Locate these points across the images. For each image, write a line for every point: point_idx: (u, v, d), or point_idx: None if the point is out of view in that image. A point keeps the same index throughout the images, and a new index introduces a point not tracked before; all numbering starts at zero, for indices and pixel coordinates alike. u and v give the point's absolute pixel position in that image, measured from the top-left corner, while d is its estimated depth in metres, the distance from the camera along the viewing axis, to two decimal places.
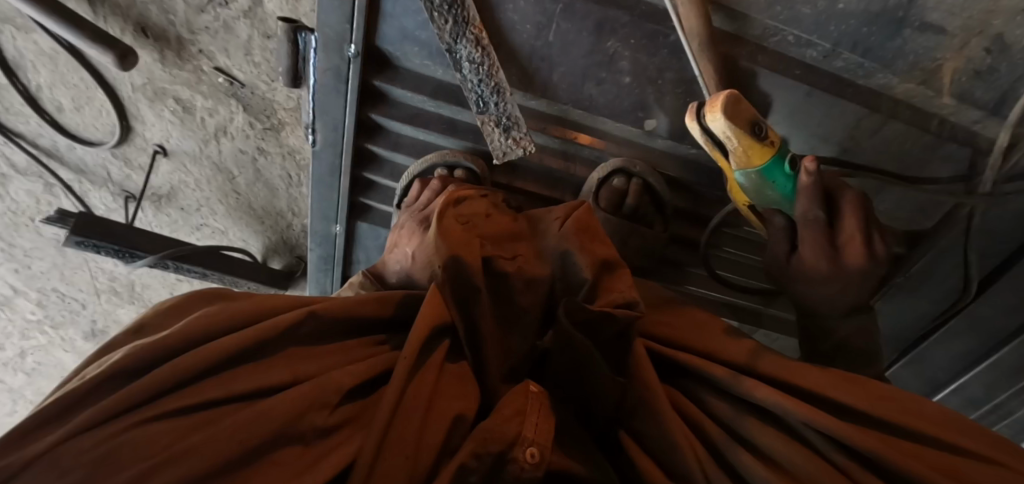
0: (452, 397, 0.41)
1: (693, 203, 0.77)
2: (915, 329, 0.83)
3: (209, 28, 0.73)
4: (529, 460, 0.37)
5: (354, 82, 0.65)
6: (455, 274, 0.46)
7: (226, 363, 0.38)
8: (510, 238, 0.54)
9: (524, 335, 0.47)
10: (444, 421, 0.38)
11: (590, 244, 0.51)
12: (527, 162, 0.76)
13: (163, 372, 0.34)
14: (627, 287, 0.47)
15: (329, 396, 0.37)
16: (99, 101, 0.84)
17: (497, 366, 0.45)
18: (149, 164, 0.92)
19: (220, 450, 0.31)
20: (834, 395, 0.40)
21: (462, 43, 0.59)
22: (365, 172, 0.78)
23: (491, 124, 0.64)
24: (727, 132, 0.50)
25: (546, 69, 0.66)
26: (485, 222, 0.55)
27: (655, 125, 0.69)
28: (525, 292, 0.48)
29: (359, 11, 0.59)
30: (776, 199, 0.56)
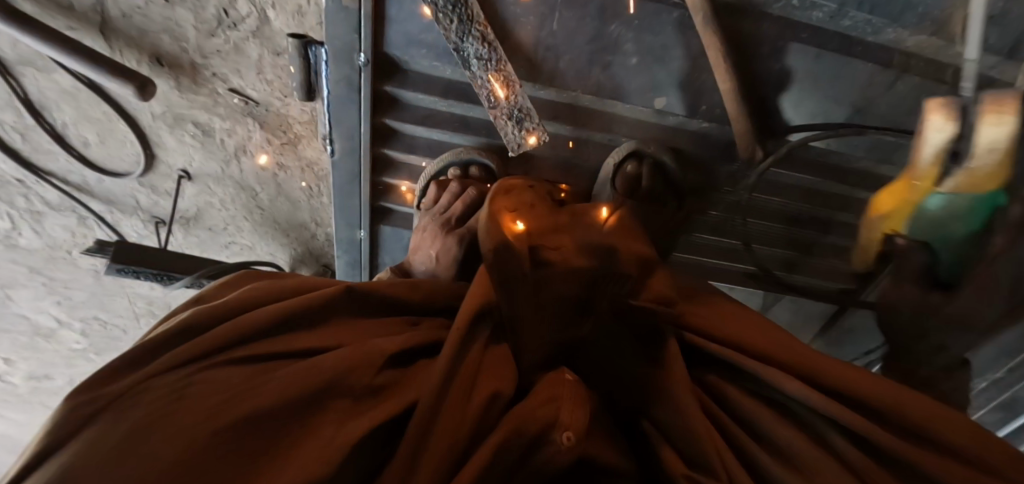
0: (493, 374, 0.42)
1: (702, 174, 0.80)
2: None
3: (220, 51, 0.74)
4: (566, 443, 0.39)
5: (367, 91, 0.67)
6: (500, 260, 0.48)
7: (281, 326, 0.41)
8: (556, 231, 0.55)
9: (560, 323, 0.50)
10: (481, 401, 0.39)
11: (631, 244, 0.54)
12: (542, 152, 0.77)
13: (224, 330, 0.38)
14: (665, 285, 0.50)
15: (374, 359, 0.40)
16: (122, 131, 0.83)
17: (533, 352, 0.47)
18: (175, 188, 0.91)
19: (280, 393, 0.34)
20: (884, 403, 0.38)
21: (468, 40, 0.62)
22: (382, 176, 0.79)
23: (503, 117, 0.67)
24: (1002, 145, 0.40)
25: (553, 59, 0.67)
26: (531, 215, 0.57)
27: (665, 103, 0.71)
28: (566, 281, 0.50)
29: (364, 22, 0.61)
30: (961, 230, 0.46)
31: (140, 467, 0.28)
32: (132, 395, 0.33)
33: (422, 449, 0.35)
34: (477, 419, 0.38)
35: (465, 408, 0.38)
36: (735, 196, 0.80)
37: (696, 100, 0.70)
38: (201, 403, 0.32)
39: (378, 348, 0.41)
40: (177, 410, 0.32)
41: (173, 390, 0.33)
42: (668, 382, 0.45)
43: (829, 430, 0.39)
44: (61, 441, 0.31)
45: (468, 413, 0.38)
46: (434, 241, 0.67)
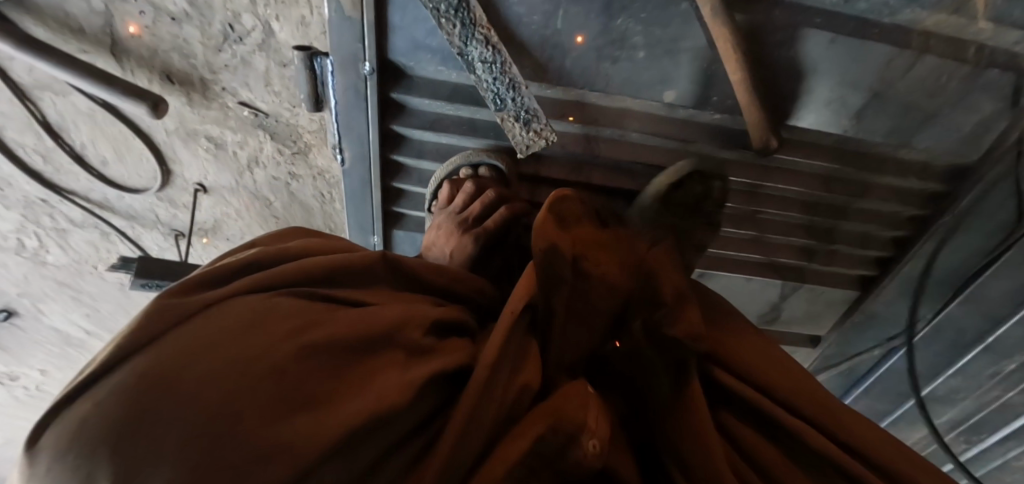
0: (526, 372, 0.46)
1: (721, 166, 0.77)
2: (967, 266, 0.83)
3: (228, 65, 0.75)
4: (592, 450, 0.43)
5: (373, 99, 0.68)
6: (551, 264, 0.52)
7: (333, 278, 0.45)
8: (599, 245, 0.60)
9: (592, 332, 0.55)
10: (515, 392, 0.44)
11: (669, 279, 0.58)
12: (552, 151, 0.75)
13: (291, 268, 0.42)
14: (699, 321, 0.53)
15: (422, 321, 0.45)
16: (138, 149, 0.84)
17: (565, 355, 0.53)
18: (191, 201, 0.91)
19: (352, 328, 0.38)
20: (887, 460, 0.45)
21: (472, 44, 0.62)
22: (394, 181, 0.78)
23: (510, 119, 0.66)
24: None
25: (559, 57, 0.66)
26: (577, 226, 0.60)
27: (675, 96, 0.70)
28: (603, 295, 0.55)
29: (368, 31, 0.62)
30: None
31: (248, 365, 0.30)
32: (218, 308, 0.35)
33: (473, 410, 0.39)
34: (509, 411, 0.43)
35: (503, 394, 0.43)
36: (744, 184, 0.79)
37: (707, 91, 0.69)
38: (286, 319, 0.36)
39: (425, 315, 0.46)
40: (268, 325, 0.34)
41: (258, 308, 0.36)
42: (694, 417, 0.48)
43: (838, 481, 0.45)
44: (151, 335, 0.31)
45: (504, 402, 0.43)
46: (454, 240, 0.68)
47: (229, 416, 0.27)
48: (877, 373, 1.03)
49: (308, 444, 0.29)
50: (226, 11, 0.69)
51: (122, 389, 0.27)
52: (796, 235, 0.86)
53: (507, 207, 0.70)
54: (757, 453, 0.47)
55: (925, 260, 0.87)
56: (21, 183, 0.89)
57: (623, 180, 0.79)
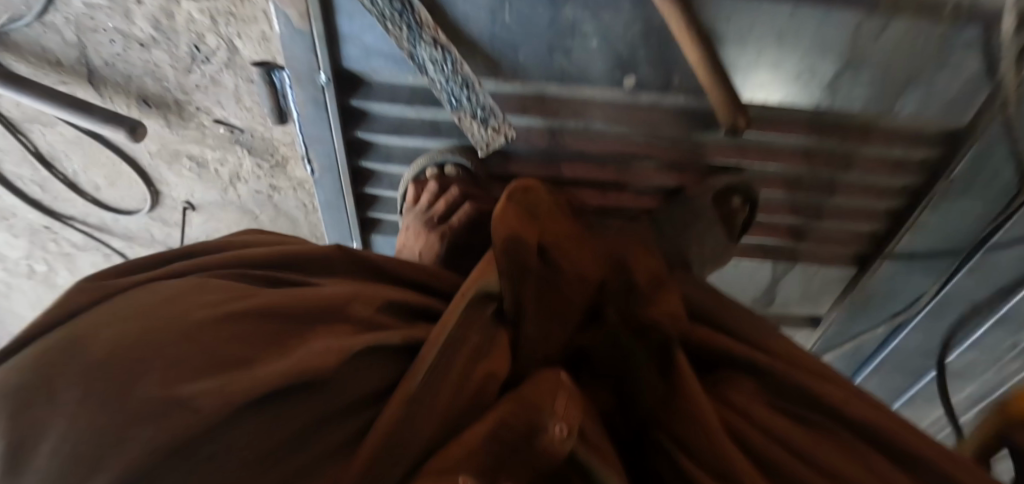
0: (489, 357, 0.45)
1: (695, 150, 0.76)
2: (973, 232, 0.78)
3: (199, 85, 0.77)
4: (559, 436, 0.37)
5: (334, 108, 0.69)
6: (513, 246, 0.50)
7: (282, 264, 0.46)
8: (570, 236, 0.59)
9: (565, 322, 0.54)
10: (480, 382, 0.42)
11: (641, 263, 0.60)
12: (517, 148, 0.74)
13: (235, 255, 0.44)
14: (674, 303, 0.54)
15: (373, 299, 0.46)
16: (126, 173, 0.87)
17: (538, 347, 0.52)
18: (182, 220, 0.93)
19: (287, 302, 0.39)
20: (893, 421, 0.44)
21: (421, 45, 0.62)
22: (365, 187, 0.79)
23: (468, 118, 0.66)
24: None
25: (511, 52, 0.65)
26: (546, 216, 0.59)
27: (635, 82, 0.68)
28: (574, 285, 0.56)
29: (319, 41, 0.63)
30: None
31: (152, 339, 0.31)
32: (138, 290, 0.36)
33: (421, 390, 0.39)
34: (475, 400, 0.41)
35: (469, 380, 0.42)
36: (722, 163, 0.77)
37: (668, 74, 0.67)
38: (213, 293, 0.37)
39: (378, 294, 0.47)
40: (183, 302, 0.35)
41: (184, 284, 0.37)
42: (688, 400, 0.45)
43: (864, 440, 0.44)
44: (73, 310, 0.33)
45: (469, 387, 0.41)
46: (423, 240, 0.71)
47: (120, 383, 0.28)
48: (884, 350, 1.00)
49: (208, 403, 0.28)
50: (190, 33, 0.72)
51: (33, 355, 0.29)
52: (783, 213, 0.83)
53: (471, 204, 0.71)
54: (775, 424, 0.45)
55: (914, 241, 0.83)
56: (23, 212, 0.93)
57: (595, 171, 0.77)
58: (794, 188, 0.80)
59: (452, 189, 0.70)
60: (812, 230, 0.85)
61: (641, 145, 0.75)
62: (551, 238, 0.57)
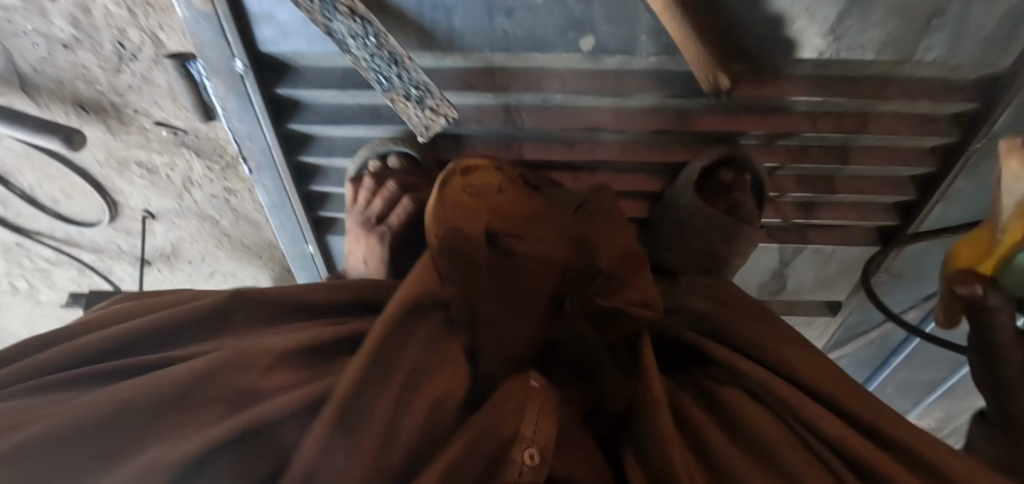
0: (436, 372, 0.39)
1: (677, 119, 0.65)
2: None
3: (132, 86, 0.72)
4: (530, 461, 0.37)
5: (258, 99, 0.62)
6: (447, 246, 0.45)
7: (158, 333, 0.42)
8: (526, 216, 0.54)
9: (530, 323, 0.46)
10: (428, 401, 0.37)
11: (611, 239, 0.54)
12: (470, 130, 0.66)
13: (85, 345, 0.39)
14: (644, 285, 0.51)
15: (258, 358, 0.38)
16: (81, 184, 0.83)
17: (504, 349, 0.44)
18: (143, 230, 0.89)
19: (110, 400, 0.32)
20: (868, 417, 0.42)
21: (337, 18, 0.54)
22: (311, 185, 0.72)
23: (402, 99, 0.58)
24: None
25: (442, 18, 0.56)
26: (499, 201, 0.54)
27: (594, 42, 0.57)
28: (533, 278, 0.47)
29: (227, 24, 0.56)
30: None
31: None
32: None
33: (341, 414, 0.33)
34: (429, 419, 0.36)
35: (410, 403, 0.36)
36: (714, 133, 0.66)
37: (633, 30, 0.56)
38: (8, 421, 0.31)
39: (268, 347, 0.39)
40: None
41: None
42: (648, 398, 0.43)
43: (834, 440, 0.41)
44: None
45: (412, 412, 0.35)
46: (367, 242, 0.64)
47: None
48: (915, 336, 0.88)
49: None
50: (111, 29, 0.66)
51: None
52: (788, 186, 0.73)
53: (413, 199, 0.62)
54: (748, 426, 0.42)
55: (951, 210, 0.75)
56: None
57: (561, 151, 0.68)
58: (798, 154, 0.69)
59: (388, 182, 0.62)
60: (823, 203, 0.76)
61: (612, 118, 0.64)
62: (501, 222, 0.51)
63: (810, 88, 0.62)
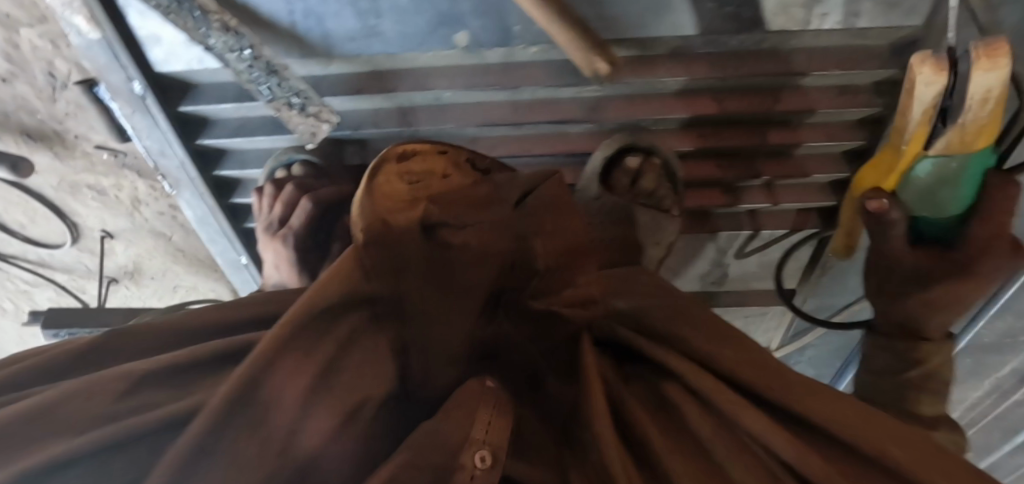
0: (355, 370, 0.38)
1: (578, 105, 0.64)
2: None
3: (69, 113, 0.76)
4: (480, 464, 0.35)
5: (163, 117, 0.64)
6: (373, 241, 0.43)
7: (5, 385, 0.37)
8: (472, 206, 0.50)
9: (464, 314, 0.44)
10: (339, 407, 0.35)
11: (552, 228, 0.50)
12: (371, 135, 0.66)
13: None
14: (582, 282, 0.49)
15: (105, 385, 0.34)
16: (40, 209, 0.88)
17: (437, 346, 0.42)
18: (103, 249, 0.94)
19: None
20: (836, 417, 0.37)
21: (211, 34, 0.55)
22: (232, 198, 0.74)
23: (285, 108, 0.60)
24: (994, 89, 0.40)
25: (315, 27, 0.56)
26: (446, 192, 0.52)
27: (468, 37, 0.57)
28: (470, 268, 0.45)
29: (118, 47, 0.58)
30: (949, 192, 0.47)
31: None
32: None
33: (226, 427, 0.31)
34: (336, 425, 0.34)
35: (318, 404, 0.34)
36: (625, 120, 0.65)
37: (505, 22, 0.55)
38: None
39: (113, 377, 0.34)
40: None
41: None
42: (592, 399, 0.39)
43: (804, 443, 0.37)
44: None
45: (321, 418, 0.34)
46: (270, 247, 0.66)
47: None
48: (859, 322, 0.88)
49: None
50: (40, 61, 0.70)
51: None
52: (709, 171, 0.71)
53: (308, 199, 0.63)
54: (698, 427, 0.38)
55: None
56: None
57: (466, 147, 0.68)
58: (710, 136, 0.67)
59: (287, 187, 0.64)
60: (753, 186, 0.73)
61: (508, 112, 0.64)
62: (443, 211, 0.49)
63: (706, 67, 0.60)
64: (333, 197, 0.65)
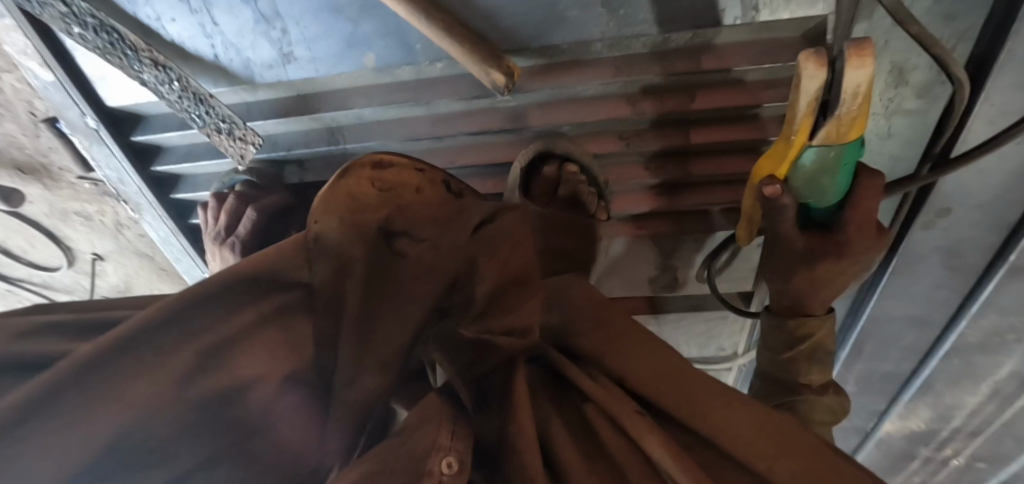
0: (263, 348, 0.39)
1: (499, 115, 0.66)
2: (933, 118, 0.67)
3: (52, 147, 0.82)
4: (447, 469, 0.39)
5: (117, 148, 0.72)
6: (324, 239, 0.44)
7: None
8: (439, 221, 0.52)
9: (404, 322, 0.48)
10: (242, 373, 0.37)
11: (507, 256, 0.56)
12: (303, 154, 0.71)
13: None
14: (526, 314, 0.55)
15: None
16: (36, 235, 0.97)
17: (368, 341, 0.45)
18: (94, 269, 1.03)
19: None
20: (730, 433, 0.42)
21: (143, 67, 0.60)
22: (189, 220, 0.81)
23: (215, 133, 0.64)
24: (864, 86, 0.39)
25: (238, 57, 0.62)
26: (416, 203, 0.52)
27: (376, 57, 0.60)
28: (417, 282, 0.49)
29: (72, 87, 0.66)
30: (827, 180, 0.48)
31: None
32: None
33: (101, 373, 0.31)
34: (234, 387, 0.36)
35: (214, 371, 0.35)
36: (546, 126, 0.67)
37: (406, 41, 0.58)
38: None
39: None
40: None
41: None
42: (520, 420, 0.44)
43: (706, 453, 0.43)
44: None
45: (208, 384, 0.35)
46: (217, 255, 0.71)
47: None
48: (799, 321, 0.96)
49: None
50: (22, 101, 0.77)
51: None
52: (640, 174, 0.71)
53: (251, 209, 0.68)
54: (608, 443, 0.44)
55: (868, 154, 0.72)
56: None
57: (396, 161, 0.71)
58: (633, 138, 0.68)
59: (231, 199, 0.70)
60: (688, 187, 0.73)
61: (428, 127, 0.66)
62: (404, 219, 0.50)
63: (614, 71, 0.61)
64: (277, 207, 0.70)
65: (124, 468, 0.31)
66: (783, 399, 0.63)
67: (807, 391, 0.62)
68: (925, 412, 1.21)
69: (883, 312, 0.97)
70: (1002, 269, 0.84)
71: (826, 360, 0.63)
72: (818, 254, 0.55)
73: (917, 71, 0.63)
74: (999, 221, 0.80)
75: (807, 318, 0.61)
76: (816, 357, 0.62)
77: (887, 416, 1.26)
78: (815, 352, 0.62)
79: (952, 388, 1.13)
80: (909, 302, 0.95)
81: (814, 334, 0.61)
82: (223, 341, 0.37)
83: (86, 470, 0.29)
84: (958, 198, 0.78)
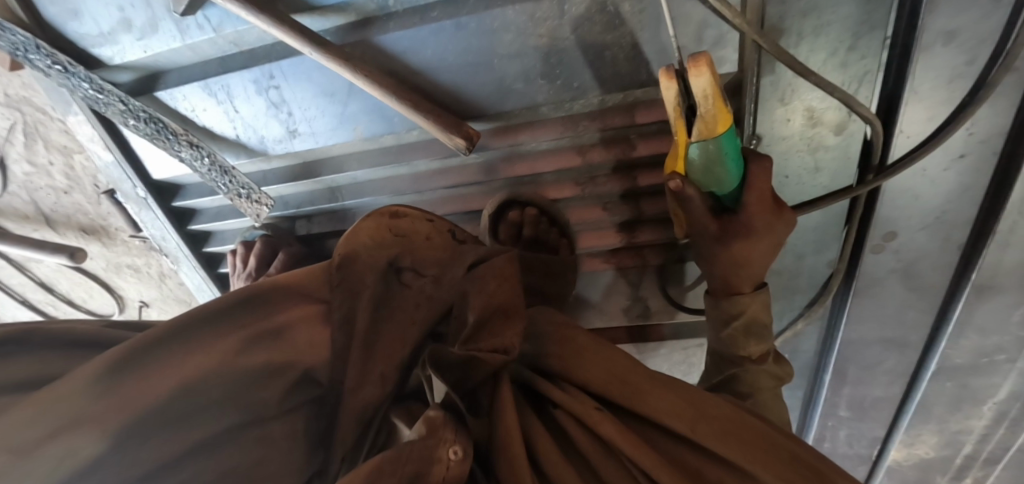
0: (293, 344, 0.47)
1: (472, 168, 0.79)
2: (853, 150, 0.75)
3: (110, 211, 0.99)
4: (455, 457, 0.46)
5: (159, 211, 0.88)
6: (342, 268, 0.53)
7: None
8: (444, 262, 0.59)
9: (397, 345, 0.54)
10: (273, 358, 0.45)
11: (492, 291, 0.57)
12: (309, 209, 0.87)
13: None
14: (512, 334, 0.56)
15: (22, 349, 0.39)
16: (93, 286, 1.15)
17: (366, 358, 0.51)
18: (141, 314, 1.20)
19: None
20: (690, 430, 0.51)
21: (180, 146, 0.75)
22: (217, 268, 0.98)
23: (237, 198, 0.80)
24: (709, 89, 0.48)
25: (255, 134, 0.77)
26: (424, 247, 0.59)
27: (363, 129, 0.74)
28: (406, 309, 0.56)
29: (126, 165, 0.83)
30: (720, 170, 0.56)
31: None
32: None
33: (157, 350, 0.40)
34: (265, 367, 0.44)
35: (254, 352, 0.44)
36: (514, 175, 0.79)
37: (387, 115, 0.72)
38: None
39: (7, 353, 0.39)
40: None
41: None
42: (507, 424, 0.51)
43: (672, 445, 0.52)
44: None
45: (251, 359, 0.43)
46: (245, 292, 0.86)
47: None
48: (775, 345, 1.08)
49: None
50: (90, 176, 0.94)
51: None
52: (596, 213, 0.81)
53: (279, 254, 0.86)
54: (583, 447, 0.51)
55: (801, 190, 0.81)
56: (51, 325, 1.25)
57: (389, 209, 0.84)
58: (587, 183, 0.78)
59: (261, 245, 0.86)
60: (641, 223, 0.82)
61: (410, 182, 0.81)
62: (414, 261, 0.58)
63: (561, 128, 0.73)
64: (295, 252, 0.88)
65: (167, 427, 0.38)
66: (726, 370, 0.73)
67: (746, 362, 0.71)
68: (931, 440, 1.18)
69: (858, 332, 1.00)
70: (965, 289, 0.88)
71: (765, 342, 0.70)
72: (730, 234, 0.64)
73: (829, 111, 0.71)
74: (949, 240, 0.84)
75: (738, 296, 0.69)
76: (752, 332, 0.70)
77: (891, 444, 1.22)
78: (750, 328, 0.69)
79: (953, 414, 1.10)
80: (882, 322, 0.98)
81: (745, 310, 0.69)
82: (262, 331, 0.46)
83: (144, 420, 0.36)
84: (903, 220, 0.83)
